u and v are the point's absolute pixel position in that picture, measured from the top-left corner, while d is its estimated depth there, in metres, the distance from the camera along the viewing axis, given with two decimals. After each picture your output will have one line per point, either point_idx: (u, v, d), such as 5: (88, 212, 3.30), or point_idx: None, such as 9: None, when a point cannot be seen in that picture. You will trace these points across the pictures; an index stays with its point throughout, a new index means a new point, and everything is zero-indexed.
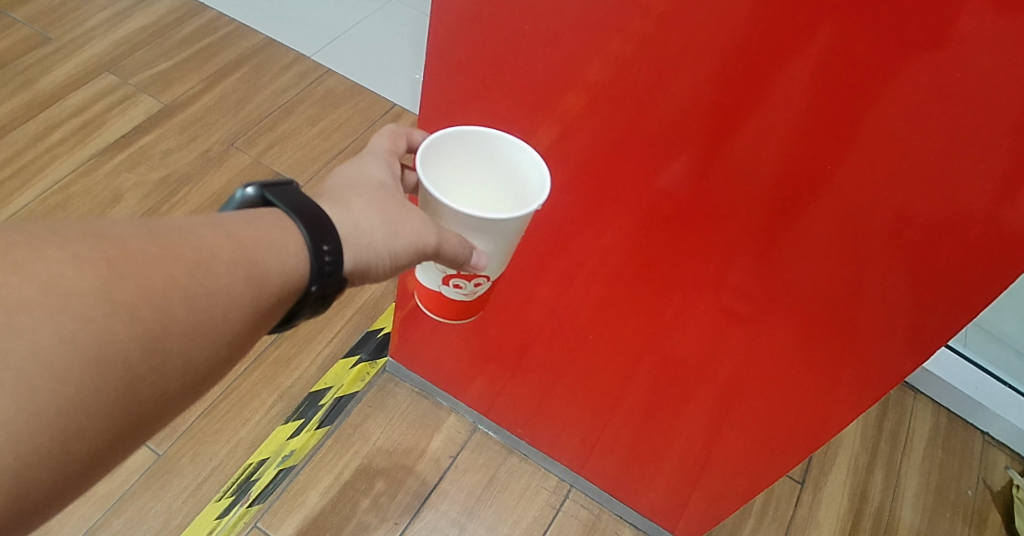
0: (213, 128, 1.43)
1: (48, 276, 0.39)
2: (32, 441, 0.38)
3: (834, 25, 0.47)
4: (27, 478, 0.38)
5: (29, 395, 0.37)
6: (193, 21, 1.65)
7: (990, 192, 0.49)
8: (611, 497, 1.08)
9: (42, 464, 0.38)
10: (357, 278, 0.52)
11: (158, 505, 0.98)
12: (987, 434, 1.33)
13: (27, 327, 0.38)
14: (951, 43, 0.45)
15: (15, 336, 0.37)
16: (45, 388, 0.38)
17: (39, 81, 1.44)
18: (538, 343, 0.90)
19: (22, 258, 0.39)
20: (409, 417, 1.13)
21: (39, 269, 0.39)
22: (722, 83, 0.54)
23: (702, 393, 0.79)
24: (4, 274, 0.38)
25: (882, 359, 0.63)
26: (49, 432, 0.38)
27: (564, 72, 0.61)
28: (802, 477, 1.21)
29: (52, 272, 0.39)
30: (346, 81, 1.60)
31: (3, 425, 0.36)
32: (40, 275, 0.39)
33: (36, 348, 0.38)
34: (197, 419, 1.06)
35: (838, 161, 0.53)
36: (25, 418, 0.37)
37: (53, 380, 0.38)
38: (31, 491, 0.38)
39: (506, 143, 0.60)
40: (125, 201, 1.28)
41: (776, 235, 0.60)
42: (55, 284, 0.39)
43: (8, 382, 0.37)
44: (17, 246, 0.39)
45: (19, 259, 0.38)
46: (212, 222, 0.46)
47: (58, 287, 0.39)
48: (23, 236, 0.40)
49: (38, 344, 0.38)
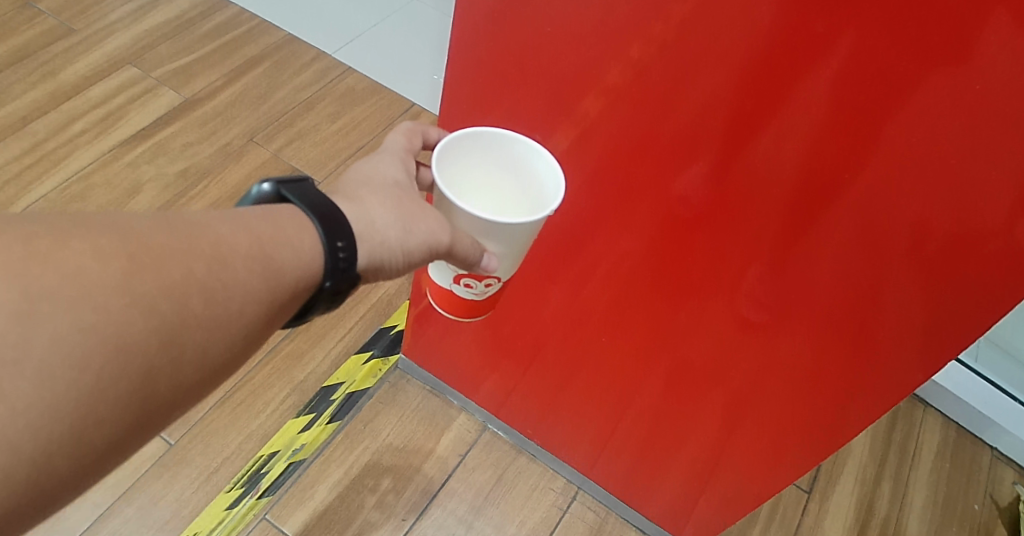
0: (233, 122, 1.45)
1: (69, 268, 0.39)
2: (51, 429, 0.38)
3: (858, 38, 0.48)
4: (45, 463, 0.38)
5: (50, 382, 0.38)
6: (216, 17, 1.67)
7: (1005, 208, 0.50)
8: (618, 500, 1.08)
9: (61, 451, 0.39)
10: (370, 275, 0.53)
11: (169, 495, 0.99)
12: (995, 449, 1.32)
13: (49, 317, 0.38)
14: (976, 57, 0.45)
15: (36, 324, 0.38)
16: (64, 379, 0.38)
17: (63, 72, 1.45)
18: (551, 346, 0.91)
19: (43, 249, 0.39)
20: (420, 415, 1.14)
21: (60, 260, 0.39)
22: (744, 91, 0.54)
23: (711, 401, 0.80)
24: (25, 264, 0.38)
25: (894, 371, 0.64)
26: (68, 420, 0.39)
27: (586, 75, 0.61)
28: (809, 486, 1.22)
29: (74, 264, 0.40)
30: (365, 80, 1.61)
31: (23, 411, 0.37)
32: (63, 267, 0.39)
33: (57, 338, 0.38)
34: (209, 410, 1.07)
35: (856, 172, 0.54)
36: (44, 406, 0.38)
37: (73, 369, 0.39)
38: (50, 476, 0.39)
39: (523, 145, 0.61)
40: (143, 193, 1.29)
41: (792, 245, 0.60)
42: (76, 276, 0.39)
43: (30, 370, 0.37)
44: (40, 237, 0.39)
45: (42, 250, 0.39)
46: (230, 216, 0.47)
47: (80, 280, 0.39)
48: (45, 227, 0.40)
49: (58, 335, 0.38)
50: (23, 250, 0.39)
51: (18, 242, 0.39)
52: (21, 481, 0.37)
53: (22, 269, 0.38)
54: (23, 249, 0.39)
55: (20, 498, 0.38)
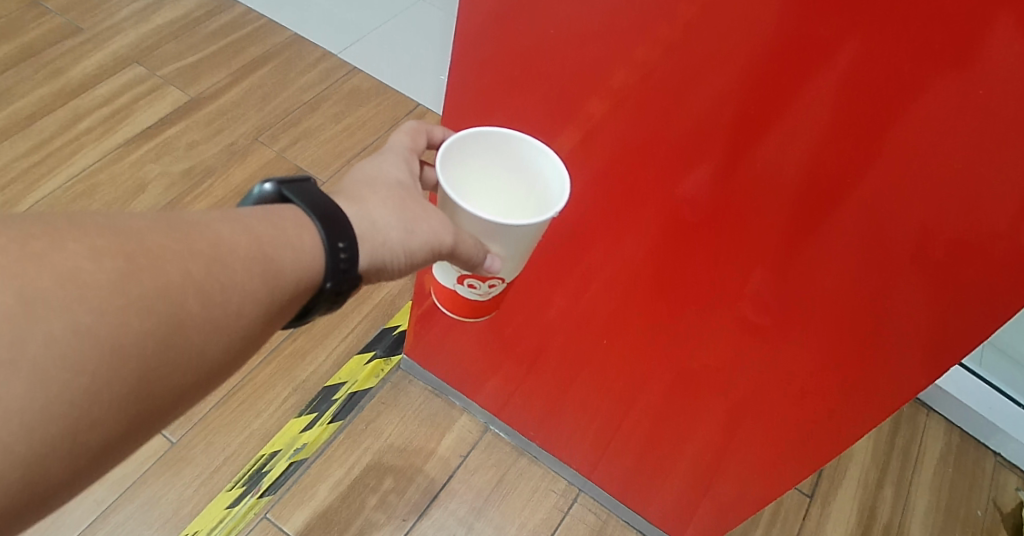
0: (238, 121, 1.45)
1: (65, 268, 0.39)
2: (45, 430, 0.38)
3: (863, 42, 0.48)
4: (39, 464, 0.38)
5: (44, 384, 0.38)
6: (223, 17, 1.67)
7: (1009, 213, 0.49)
8: (620, 502, 1.08)
9: (56, 452, 0.39)
10: (372, 275, 0.53)
11: (169, 493, 0.99)
12: (998, 455, 1.32)
13: (44, 317, 0.38)
14: (981, 62, 0.45)
15: (31, 325, 0.38)
16: (59, 380, 0.38)
17: (69, 70, 1.46)
18: (554, 347, 0.90)
19: (39, 250, 0.39)
20: (421, 415, 1.14)
21: (57, 261, 0.39)
22: (748, 93, 0.54)
23: (713, 404, 0.80)
24: (22, 265, 0.38)
25: (896, 376, 0.63)
26: (62, 422, 0.39)
27: (590, 77, 0.61)
28: (810, 491, 1.21)
29: (70, 264, 0.40)
30: (371, 80, 1.61)
31: (17, 413, 0.37)
32: (59, 268, 0.39)
33: (51, 339, 0.38)
34: (212, 409, 1.07)
35: (860, 175, 0.53)
36: (39, 409, 0.38)
37: (68, 371, 0.39)
38: (44, 477, 0.39)
39: (529, 146, 0.61)
40: (148, 192, 1.30)
41: (797, 248, 0.60)
42: (72, 276, 0.39)
43: (24, 372, 0.37)
44: (37, 238, 0.40)
45: (38, 250, 0.39)
46: (229, 216, 0.47)
47: (75, 280, 0.39)
48: (41, 228, 0.40)
49: (53, 335, 0.38)
50: (19, 251, 0.39)
51: (14, 243, 0.39)
52: (14, 482, 0.37)
53: (18, 270, 0.38)
54: (19, 250, 0.39)
55: (14, 499, 0.38)
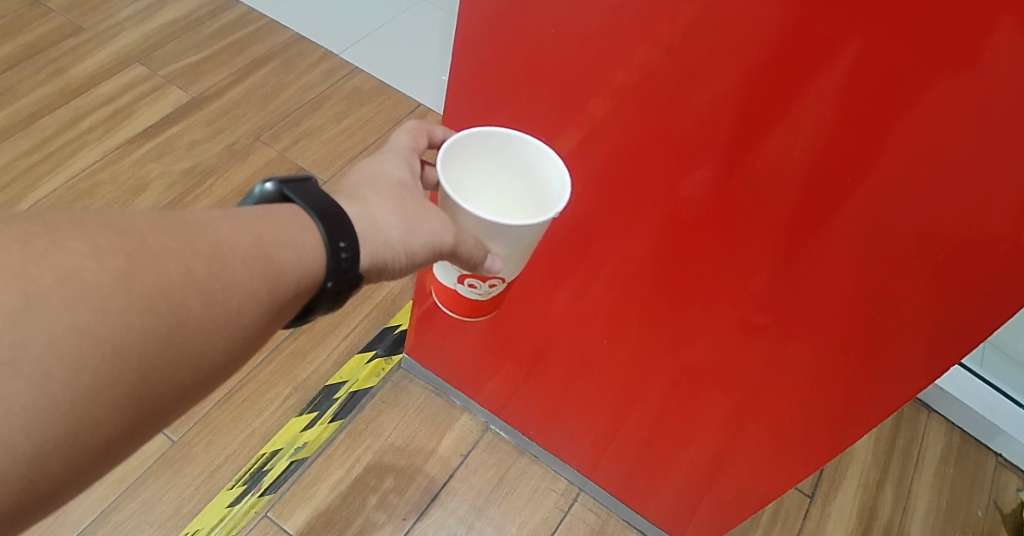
0: (240, 121, 1.45)
1: (67, 267, 0.40)
2: (46, 429, 0.38)
3: (864, 42, 0.48)
4: (40, 463, 0.38)
5: (45, 383, 0.38)
6: (224, 16, 1.68)
7: (1010, 213, 0.49)
8: (620, 502, 1.08)
9: (57, 452, 0.39)
10: (373, 275, 0.53)
11: (170, 492, 0.99)
12: (999, 456, 1.32)
13: (45, 316, 0.38)
14: (983, 63, 0.45)
15: (32, 324, 0.38)
16: (60, 379, 0.39)
17: (71, 70, 1.46)
18: (554, 347, 0.91)
19: (40, 249, 0.39)
20: (422, 414, 1.14)
21: (58, 260, 0.40)
22: (749, 93, 0.54)
23: (714, 404, 0.80)
24: (23, 264, 0.38)
25: (896, 376, 0.63)
26: (63, 421, 0.39)
27: (591, 77, 0.61)
28: (811, 491, 1.21)
29: (71, 263, 0.40)
30: (372, 80, 1.61)
31: (17, 411, 0.37)
32: (60, 267, 0.39)
33: (52, 338, 0.38)
34: (213, 408, 1.07)
35: (861, 176, 0.53)
36: (39, 408, 0.38)
37: (70, 370, 0.39)
38: (45, 476, 0.39)
39: (531, 146, 0.61)
40: (149, 191, 1.30)
41: (797, 249, 0.60)
42: (73, 275, 0.40)
43: (26, 371, 0.38)
44: (39, 237, 0.40)
45: (39, 250, 0.39)
46: (231, 216, 0.47)
47: (77, 280, 0.40)
48: (43, 227, 0.40)
49: (55, 334, 0.39)
50: (20, 250, 0.39)
51: (16, 243, 0.39)
52: (15, 481, 0.37)
53: (19, 269, 0.38)
54: (20, 249, 0.39)
55: (15, 498, 0.38)
